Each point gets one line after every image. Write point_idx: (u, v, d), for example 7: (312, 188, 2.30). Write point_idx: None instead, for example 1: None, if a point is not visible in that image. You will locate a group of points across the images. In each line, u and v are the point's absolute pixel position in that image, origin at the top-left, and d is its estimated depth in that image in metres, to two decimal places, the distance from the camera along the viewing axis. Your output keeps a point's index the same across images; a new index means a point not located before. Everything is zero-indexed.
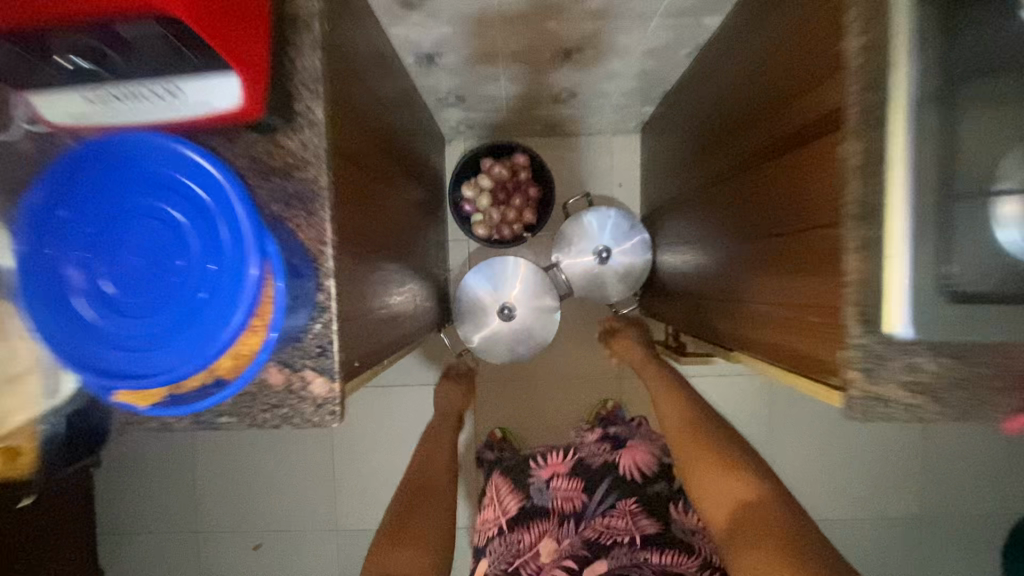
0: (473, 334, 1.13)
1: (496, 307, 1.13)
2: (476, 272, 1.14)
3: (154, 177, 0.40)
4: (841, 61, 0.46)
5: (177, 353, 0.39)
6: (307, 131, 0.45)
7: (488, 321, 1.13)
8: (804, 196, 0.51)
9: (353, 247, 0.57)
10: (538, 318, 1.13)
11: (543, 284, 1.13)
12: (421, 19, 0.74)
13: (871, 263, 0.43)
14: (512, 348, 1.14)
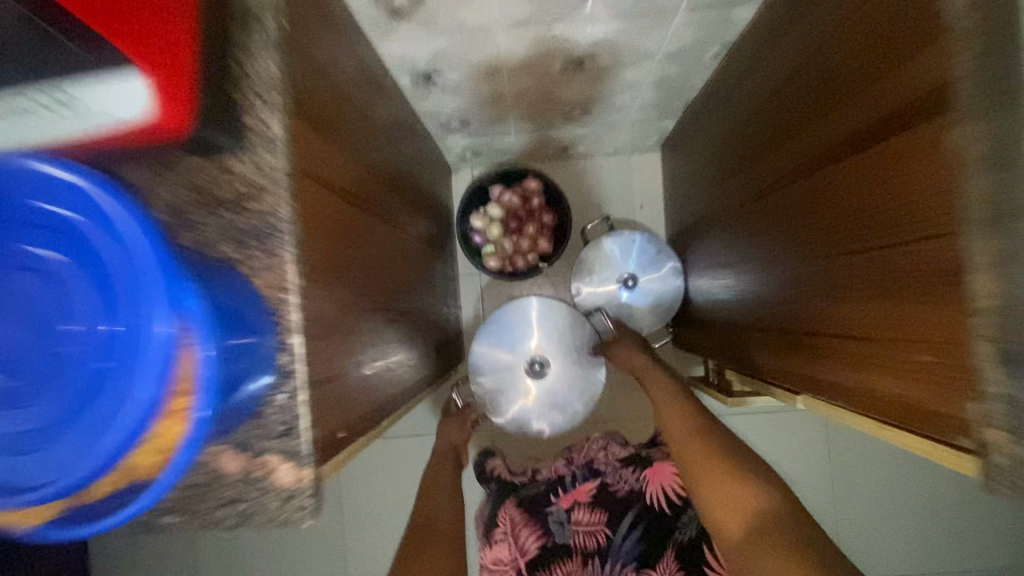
0: (495, 396, 0.96)
1: (525, 360, 0.96)
2: (501, 314, 0.98)
3: (36, 219, 0.29)
4: (942, 20, 0.36)
5: (72, 446, 0.29)
6: (261, 151, 0.36)
7: (513, 379, 0.96)
8: (896, 196, 0.41)
9: (341, 292, 0.48)
10: (576, 375, 0.97)
11: (583, 336, 0.98)
12: (414, 30, 0.65)
13: (1011, 283, 0.32)
14: (539, 415, 0.98)
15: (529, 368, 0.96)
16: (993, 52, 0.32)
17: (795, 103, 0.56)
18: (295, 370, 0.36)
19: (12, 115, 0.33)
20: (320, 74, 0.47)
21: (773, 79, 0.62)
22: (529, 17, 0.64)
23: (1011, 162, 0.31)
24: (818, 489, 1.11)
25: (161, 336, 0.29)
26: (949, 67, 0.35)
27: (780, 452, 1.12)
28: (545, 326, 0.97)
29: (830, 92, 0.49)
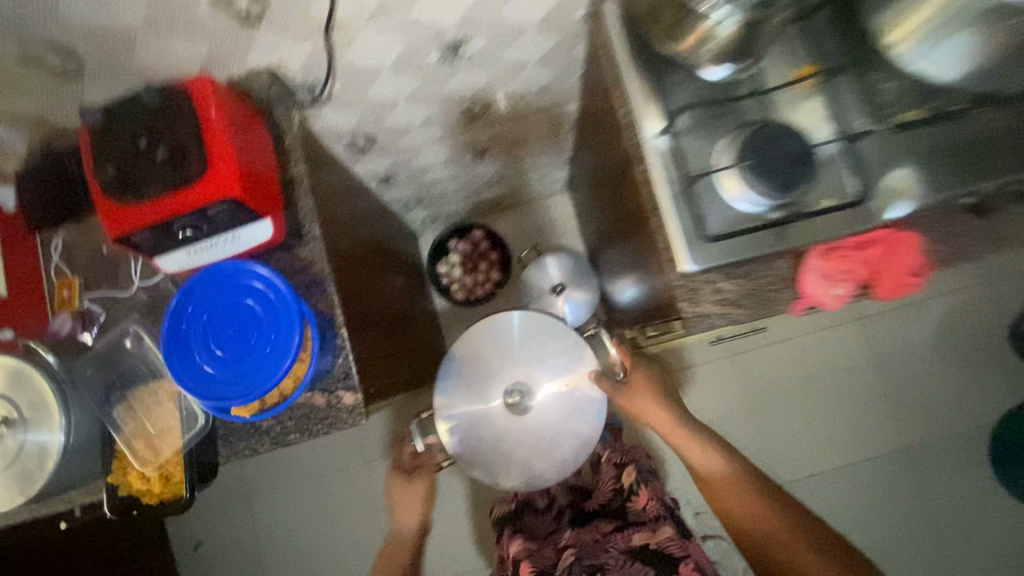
0: (472, 431, 1.02)
1: (507, 391, 1.03)
2: (475, 348, 1.04)
3: (237, 281, 0.62)
4: (620, 120, 0.72)
5: (257, 384, 0.60)
6: (311, 242, 0.71)
7: (493, 409, 1.03)
8: (635, 202, 0.77)
9: (359, 315, 0.84)
10: (554, 406, 1.02)
11: (572, 369, 1.01)
12: (372, 156, 1.02)
13: (665, 235, 0.67)
14: (518, 457, 1.02)
15: (511, 398, 1.02)
16: (636, 133, 0.69)
17: (601, 157, 0.93)
18: (345, 347, 0.70)
19: (198, 252, 0.64)
20: (326, 198, 0.84)
21: (592, 144, 1.00)
22: (441, 135, 1.02)
23: (652, 183, 0.68)
24: (737, 423, 1.45)
25: (296, 318, 0.60)
26: (626, 141, 0.72)
27: (705, 402, 1.46)
28: (530, 357, 1.03)
29: (607, 153, 0.87)
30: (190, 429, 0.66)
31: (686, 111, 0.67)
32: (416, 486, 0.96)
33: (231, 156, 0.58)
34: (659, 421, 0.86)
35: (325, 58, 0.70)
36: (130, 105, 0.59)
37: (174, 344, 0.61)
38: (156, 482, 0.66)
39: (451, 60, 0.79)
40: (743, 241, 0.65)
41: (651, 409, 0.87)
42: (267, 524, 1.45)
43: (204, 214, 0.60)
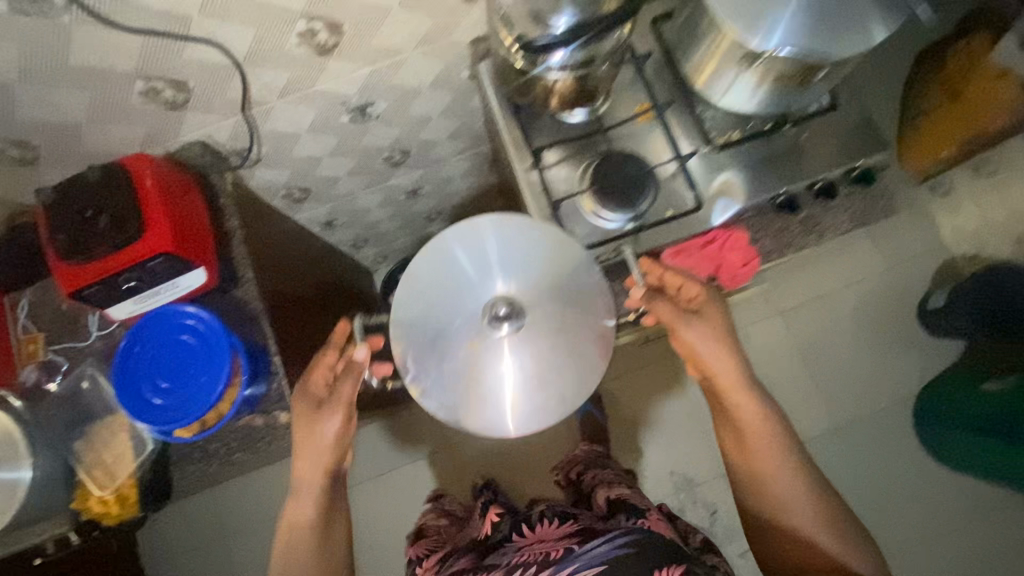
0: (435, 360, 0.68)
1: (485, 306, 0.67)
2: (453, 247, 0.70)
3: (173, 322, 0.72)
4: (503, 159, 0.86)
5: (195, 408, 0.71)
6: (246, 285, 0.83)
7: (457, 327, 0.68)
8: None
9: (298, 347, 0.94)
10: (560, 332, 0.68)
11: (584, 300, 0.70)
12: (310, 204, 1.15)
13: None
14: (470, 404, 0.68)
15: (489, 320, 0.66)
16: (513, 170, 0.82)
17: None
18: (278, 372, 0.80)
19: (142, 300, 0.75)
20: (263, 245, 0.96)
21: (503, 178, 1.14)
22: (370, 181, 1.15)
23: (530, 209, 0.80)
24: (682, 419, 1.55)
25: (226, 350, 0.71)
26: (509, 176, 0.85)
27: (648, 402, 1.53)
28: (532, 269, 0.69)
29: None
30: (141, 454, 0.76)
31: (551, 148, 0.81)
32: (326, 416, 0.76)
33: (164, 218, 0.70)
34: (721, 376, 0.76)
35: (247, 129, 0.83)
36: (75, 182, 0.70)
37: (120, 379, 0.71)
38: (113, 503, 0.75)
39: (361, 119, 0.92)
40: (605, 250, 0.77)
41: (717, 361, 0.75)
42: (243, 562, 1.51)
43: (144, 268, 0.71)
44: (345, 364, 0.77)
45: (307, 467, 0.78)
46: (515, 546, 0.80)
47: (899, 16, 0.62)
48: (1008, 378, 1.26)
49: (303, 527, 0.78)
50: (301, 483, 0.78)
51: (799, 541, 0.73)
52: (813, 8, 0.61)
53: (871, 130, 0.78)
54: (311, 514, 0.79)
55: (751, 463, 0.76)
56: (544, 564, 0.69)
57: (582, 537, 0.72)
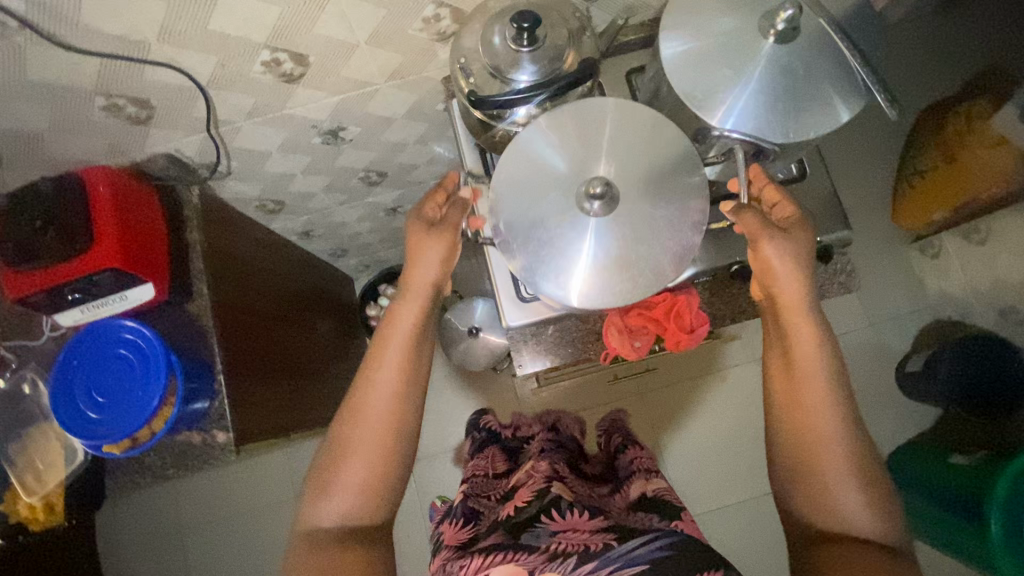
0: (520, 224, 0.62)
1: (582, 183, 0.61)
2: (569, 117, 0.63)
3: (116, 337, 0.73)
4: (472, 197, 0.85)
5: (128, 423, 0.71)
6: (200, 300, 0.83)
7: (551, 198, 0.61)
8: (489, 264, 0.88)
9: (260, 359, 0.95)
10: (653, 226, 0.61)
11: (678, 197, 0.62)
12: (286, 215, 1.15)
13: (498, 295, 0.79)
14: (548, 270, 0.60)
15: (585, 191, 0.59)
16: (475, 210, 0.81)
17: None
18: (220, 391, 0.79)
19: (90, 310, 0.75)
20: (231, 256, 0.95)
21: None
22: (347, 197, 1.16)
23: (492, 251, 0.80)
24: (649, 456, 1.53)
25: (162, 367, 0.71)
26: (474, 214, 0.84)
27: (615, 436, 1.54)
28: (639, 153, 0.62)
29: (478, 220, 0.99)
30: (71, 463, 0.77)
31: None
32: (436, 237, 0.69)
33: (111, 231, 0.71)
34: (785, 298, 0.65)
35: (214, 146, 0.84)
36: (29, 192, 0.71)
37: (57, 391, 0.72)
38: (39, 510, 0.77)
39: (334, 141, 0.93)
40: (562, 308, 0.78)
41: (786, 279, 0.64)
42: (198, 559, 1.52)
43: (90, 279, 0.71)
44: (448, 203, 0.73)
45: (403, 309, 0.69)
46: (548, 530, 0.73)
47: (858, 103, 0.62)
48: (976, 453, 1.24)
49: (372, 379, 0.67)
50: (406, 291, 0.70)
51: (831, 501, 0.61)
52: (770, 88, 0.61)
53: (837, 206, 0.77)
54: (416, 318, 0.69)
55: (792, 392, 0.65)
56: (586, 557, 0.66)
57: (620, 535, 0.70)
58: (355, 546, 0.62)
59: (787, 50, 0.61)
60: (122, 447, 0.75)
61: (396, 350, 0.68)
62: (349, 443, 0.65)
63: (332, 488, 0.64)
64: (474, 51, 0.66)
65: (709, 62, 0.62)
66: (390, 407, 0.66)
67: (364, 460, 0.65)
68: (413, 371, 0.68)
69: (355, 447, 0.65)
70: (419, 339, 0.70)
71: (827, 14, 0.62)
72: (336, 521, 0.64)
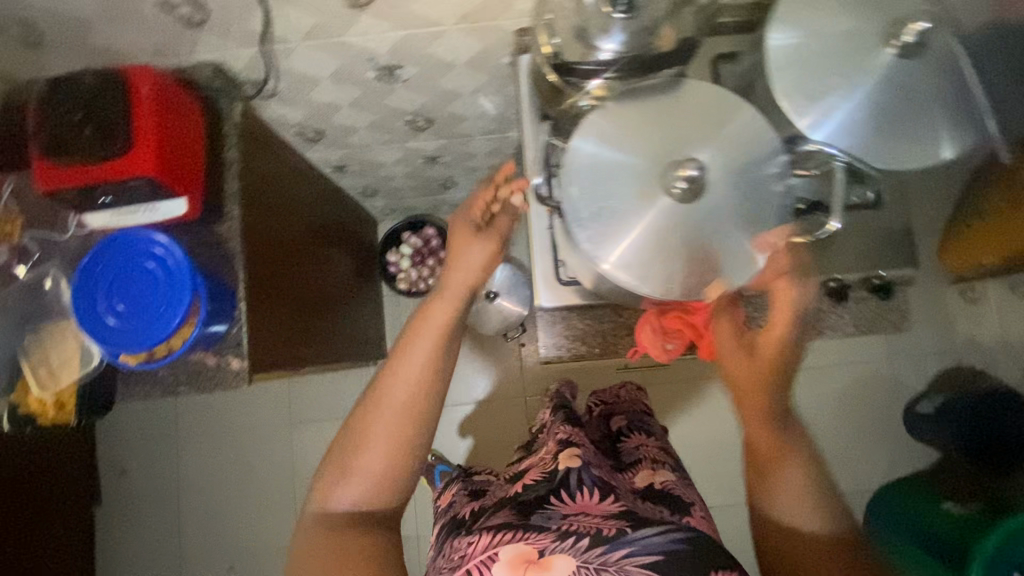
0: (592, 191, 0.56)
1: (670, 162, 0.55)
2: (663, 95, 0.58)
3: (143, 248, 0.71)
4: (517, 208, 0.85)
5: (149, 335, 0.70)
6: (230, 222, 0.80)
7: (632, 172, 0.56)
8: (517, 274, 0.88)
9: (279, 292, 0.94)
10: (732, 228, 0.56)
11: (767, 197, 0.56)
12: (324, 147, 1.11)
13: (538, 269, 0.76)
14: (614, 244, 0.55)
15: (673, 170, 0.54)
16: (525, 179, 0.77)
17: None
18: (241, 317, 0.78)
19: (119, 216, 0.73)
20: (263, 180, 0.91)
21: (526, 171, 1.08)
22: (390, 139, 1.11)
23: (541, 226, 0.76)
24: None
25: (189, 288, 0.70)
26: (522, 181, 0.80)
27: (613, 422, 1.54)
28: (730, 142, 0.56)
29: None
30: (87, 367, 0.76)
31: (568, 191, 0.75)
32: (481, 241, 0.71)
33: (152, 138, 0.67)
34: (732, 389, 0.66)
35: (264, 63, 0.79)
36: (71, 83, 0.68)
37: (79, 295, 0.70)
38: (51, 406, 0.77)
39: (388, 79, 0.88)
40: (603, 299, 0.75)
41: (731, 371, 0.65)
42: (195, 465, 1.60)
43: (124, 184, 0.69)
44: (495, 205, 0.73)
45: (438, 307, 0.68)
46: (559, 513, 0.73)
47: (966, 139, 0.57)
48: (969, 505, 1.24)
49: (401, 369, 0.65)
50: (444, 289, 0.69)
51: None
52: (876, 105, 0.56)
53: (906, 242, 0.73)
54: (449, 315, 0.68)
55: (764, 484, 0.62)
56: (598, 541, 0.65)
57: (633, 522, 0.69)
58: (360, 530, 0.61)
59: (906, 65, 0.55)
60: (140, 357, 0.74)
61: (428, 345, 0.66)
62: (372, 422, 0.64)
63: (350, 471, 0.63)
64: (561, 8, 0.60)
65: (817, 63, 0.57)
66: (414, 402, 0.64)
67: (381, 447, 0.63)
68: (443, 364, 0.67)
69: (380, 424, 0.64)
70: (451, 339, 0.68)
71: (956, 34, 0.56)
72: (350, 506, 0.63)
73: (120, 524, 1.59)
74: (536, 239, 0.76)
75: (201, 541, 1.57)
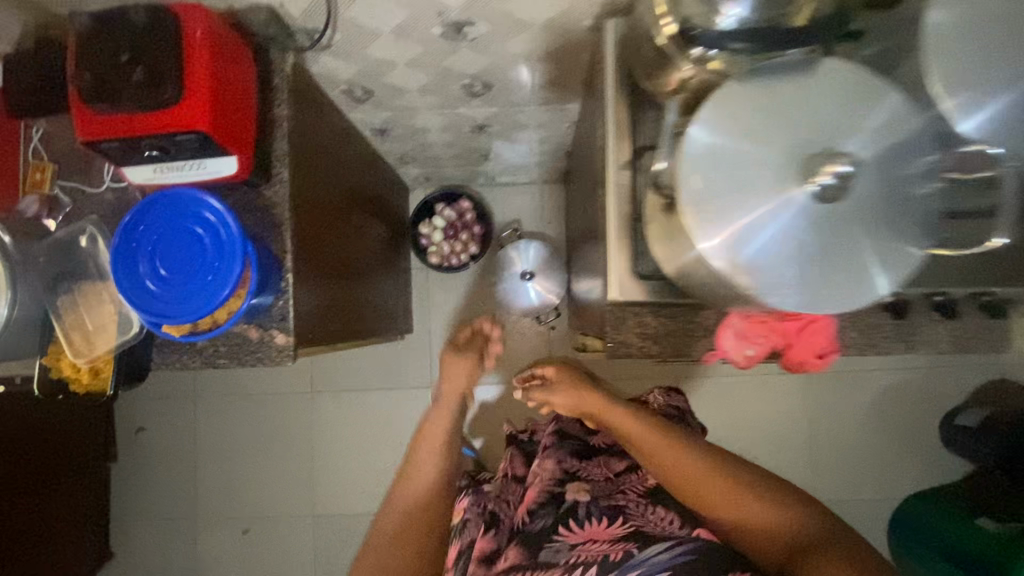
0: (716, 182, 0.49)
1: (812, 153, 0.47)
2: (801, 73, 0.50)
3: (191, 211, 0.65)
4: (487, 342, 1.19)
5: (194, 306, 0.64)
6: (278, 185, 0.73)
7: (765, 161, 0.48)
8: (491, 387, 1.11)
9: (319, 263, 0.87)
10: (873, 237, 0.48)
11: (916, 201, 0.48)
12: (369, 108, 1.03)
13: (616, 259, 0.68)
14: (736, 244, 0.49)
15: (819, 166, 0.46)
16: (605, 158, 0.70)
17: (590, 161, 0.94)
18: (288, 290, 0.72)
19: (163, 172, 0.67)
20: (309, 140, 0.84)
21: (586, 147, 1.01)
22: (440, 103, 1.03)
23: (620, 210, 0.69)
24: None
25: (239, 257, 0.64)
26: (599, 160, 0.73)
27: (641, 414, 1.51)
28: (881, 132, 0.48)
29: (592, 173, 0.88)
30: (124, 333, 0.70)
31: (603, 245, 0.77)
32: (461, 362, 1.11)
33: (205, 89, 0.60)
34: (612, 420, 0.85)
35: (324, 9, 0.71)
36: (115, 18, 0.60)
37: (120, 258, 0.65)
38: (86, 373, 0.72)
39: (453, 37, 0.80)
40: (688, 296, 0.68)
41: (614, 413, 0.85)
42: (213, 427, 1.58)
43: (172, 138, 0.62)
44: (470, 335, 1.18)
45: (438, 417, 1.04)
46: (568, 544, 0.73)
47: None
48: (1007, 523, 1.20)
49: (415, 474, 0.98)
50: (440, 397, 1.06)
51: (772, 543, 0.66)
52: None
53: None
54: (446, 421, 1.03)
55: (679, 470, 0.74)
56: (605, 568, 0.66)
57: (642, 540, 0.68)
58: None
59: None
60: (183, 328, 0.69)
61: (431, 449, 1.00)
62: (397, 506, 0.95)
63: (381, 543, 0.91)
64: None
65: (983, 47, 0.49)
66: (423, 492, 0.96)
67: (403, 525, 0.92)
68: (443, 465, 0.99)
69: (401, 507, 0.94)
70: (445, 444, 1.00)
71: None
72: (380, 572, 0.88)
73: (135, 481, 1.57)
74: (613, 225, 0.69)
75: (216, 505, 1.56)
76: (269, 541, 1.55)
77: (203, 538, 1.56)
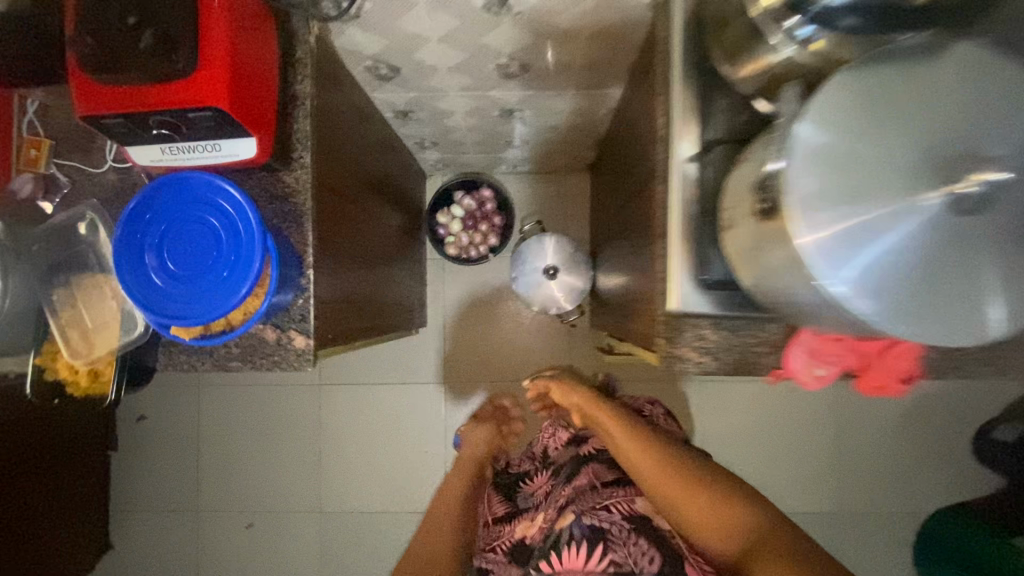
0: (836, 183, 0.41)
1: (959, 153, 0.39)
2: (934, 57, 0.42)
3: (205, 200, 0.58)
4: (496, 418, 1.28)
5: (207, 305, 0.57)
6: (300, 171, 0.66)
7: (900, 160, 0.40)
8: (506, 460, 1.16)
9: (338, 256, 0.80)
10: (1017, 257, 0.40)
11: None
12: (393, 87, 0.95)
13: (677, 267, 0.62)
14: (854, 256, 0.41)
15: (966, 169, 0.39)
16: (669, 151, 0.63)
17: (636, 153, 0.86)
18: (309, 288, 0.65)
19: (173, 153, 0.60)
20: (331, 121, 0.76)
21: (630, 136, 0.92)
22: (470, 84, 0.95)
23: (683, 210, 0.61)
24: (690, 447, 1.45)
25: (258, 252, 0.56)
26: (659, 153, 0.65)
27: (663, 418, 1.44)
28: None
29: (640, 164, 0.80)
30: (128, 334, 0.63)
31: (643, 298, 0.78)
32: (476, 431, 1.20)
33: (223, 59, 0.52)
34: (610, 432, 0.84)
35: None
36: None
37: (121, 252, 0.57)
38: (84, 375, 0.66)
39: (496, 10, 0.71)
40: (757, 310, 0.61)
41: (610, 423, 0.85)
42: (217, 418, 1.52)
43: (183, 115, 0.54)
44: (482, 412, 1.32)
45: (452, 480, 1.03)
46: None
47: None
48: None
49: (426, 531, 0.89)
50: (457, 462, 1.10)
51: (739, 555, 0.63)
52: None
53: None
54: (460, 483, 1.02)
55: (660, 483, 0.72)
56: None
57: None
58: None
59: None
60: (193, 331, 0.62)
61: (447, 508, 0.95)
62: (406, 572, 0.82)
63: None
64: None
65: None
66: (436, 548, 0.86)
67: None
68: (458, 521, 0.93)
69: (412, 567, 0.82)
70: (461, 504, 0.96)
71: None
72: None
73: (135, 471, 1.52)
74: (675, 228, 0.61)
75: (219, 498, 1.51)
76: (273, 537, 1.50)
77: (205, 531, 1.51)
